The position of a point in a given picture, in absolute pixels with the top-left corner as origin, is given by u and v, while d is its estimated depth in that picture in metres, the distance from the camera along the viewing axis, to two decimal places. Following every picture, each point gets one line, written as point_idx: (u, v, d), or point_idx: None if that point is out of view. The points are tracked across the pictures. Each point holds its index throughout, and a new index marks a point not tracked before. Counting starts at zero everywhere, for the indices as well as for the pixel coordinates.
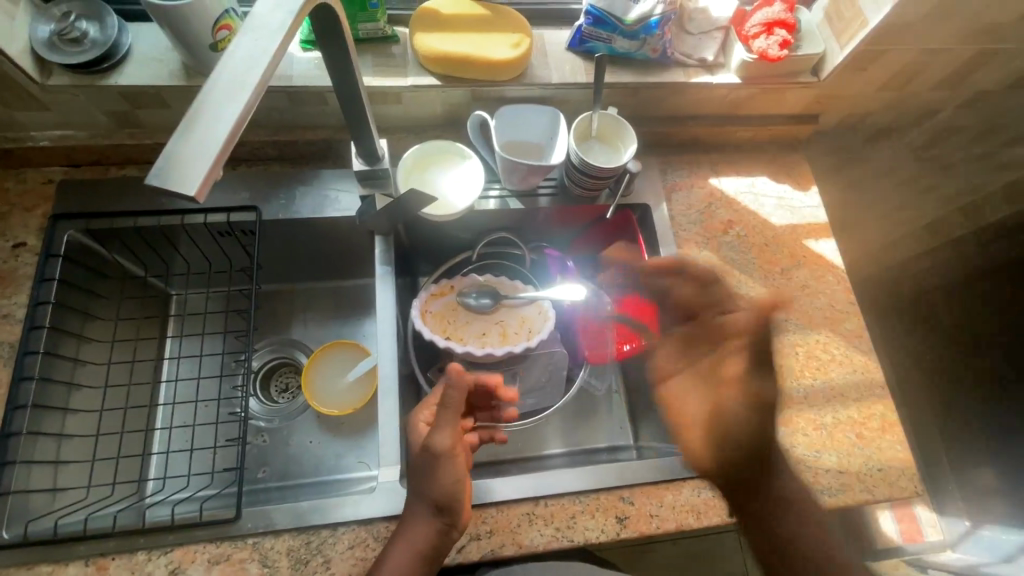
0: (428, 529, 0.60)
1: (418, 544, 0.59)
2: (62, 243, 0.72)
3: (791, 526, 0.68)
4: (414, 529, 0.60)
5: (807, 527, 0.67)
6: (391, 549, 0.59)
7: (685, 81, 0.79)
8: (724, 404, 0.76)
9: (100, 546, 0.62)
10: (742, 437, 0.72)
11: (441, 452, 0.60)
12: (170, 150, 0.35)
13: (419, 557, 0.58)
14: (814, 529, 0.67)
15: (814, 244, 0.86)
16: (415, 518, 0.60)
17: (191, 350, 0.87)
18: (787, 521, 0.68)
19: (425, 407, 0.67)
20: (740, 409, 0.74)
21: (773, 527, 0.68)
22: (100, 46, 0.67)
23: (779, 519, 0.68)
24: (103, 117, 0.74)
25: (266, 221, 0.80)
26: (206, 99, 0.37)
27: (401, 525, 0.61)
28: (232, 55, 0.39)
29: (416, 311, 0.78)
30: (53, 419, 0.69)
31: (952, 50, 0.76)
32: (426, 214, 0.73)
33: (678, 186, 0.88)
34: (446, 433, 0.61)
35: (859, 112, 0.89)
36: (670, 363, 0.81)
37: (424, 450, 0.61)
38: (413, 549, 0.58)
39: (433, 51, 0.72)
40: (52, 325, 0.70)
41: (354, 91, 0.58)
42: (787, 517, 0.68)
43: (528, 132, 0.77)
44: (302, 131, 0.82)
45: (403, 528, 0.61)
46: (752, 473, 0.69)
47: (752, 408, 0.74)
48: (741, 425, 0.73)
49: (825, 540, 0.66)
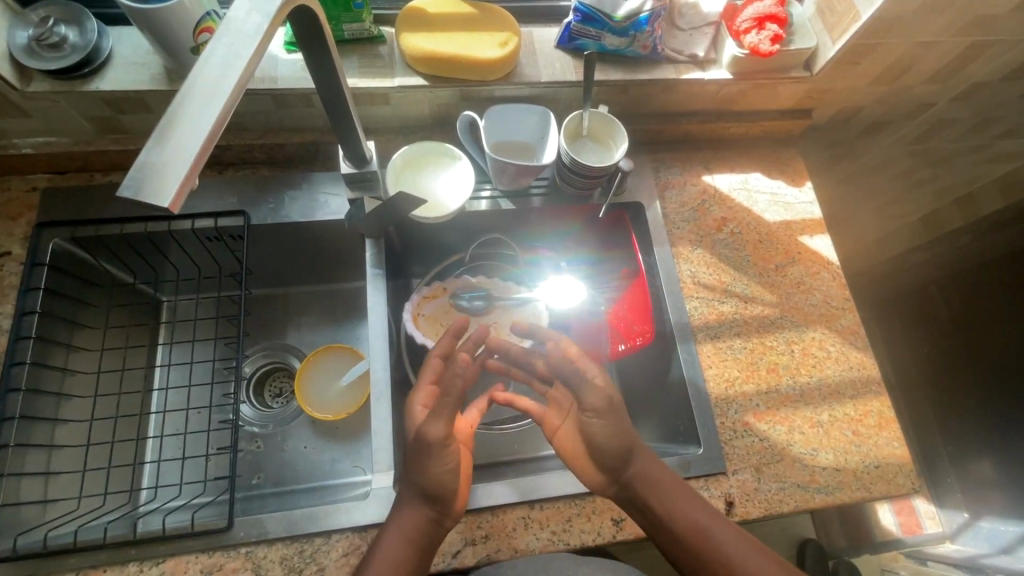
0: (420, 515, 0.59)
1: (408, 531, 0.58)
2: (47, 252, 0.71)
3: (694, 516, 0.61)
4: (407, 512, 0.59)
5: (705, 518, 0.61)
6: (383, 536, 0.58)
7: (677, 78, 0.78)
8: (596, 428, 0.62)
9: (90, 559, 0.61)
10: (607, 454, 0.61)
11: (436, 443, 0.57)
12: (144, 159, 0.34)
13: (412, 545, 0.57)
14: (715, 517, 0.61)
15: (809, 240, 0.85)
16: (406, 507, 0.59)
17: (183, 357, 0.86)
18: (684, 512, 0.61)
19: (420, 389, 0.63)
20: (601, 426, 0.62)
21: (675, 524, 0.61)
22: (80, 51, 0.66)
23: (675, 508, 0.61)
24: (86, 123, 0.73)
25: (255, 226, 0.79)
26: (181, 106, 0.36)
27: (394, 510, 0.60)
28: (207, 60, 0.38)
29: (409, 314, 0.77)
30: (41, 430, 0.68)
31: (943, 43, 0.75)
32: (418, 217, 0.72)
33: (671, 184, 0.87)
34: (443, 423, 0.58)
35: (853, 105, 0.88)
36: (557, 413, 0.68)
37: (419, 443, 0.58)
38: (405, 535, 0.58)
39: (420, 52, 0.71)
40: (39, 335, 0.69)
41: (339, 93, 0.57)
42: (686, 511, 0.61)
43: (519, 131, 0.76)
44: (289, 134, 0.80)
45: (393, 519, 0.59)
46: (638, 468, 0.63)
47: (609, 417, 0.62)
48: (608, 436, 0.62)
49: (727, 528, 0.60)
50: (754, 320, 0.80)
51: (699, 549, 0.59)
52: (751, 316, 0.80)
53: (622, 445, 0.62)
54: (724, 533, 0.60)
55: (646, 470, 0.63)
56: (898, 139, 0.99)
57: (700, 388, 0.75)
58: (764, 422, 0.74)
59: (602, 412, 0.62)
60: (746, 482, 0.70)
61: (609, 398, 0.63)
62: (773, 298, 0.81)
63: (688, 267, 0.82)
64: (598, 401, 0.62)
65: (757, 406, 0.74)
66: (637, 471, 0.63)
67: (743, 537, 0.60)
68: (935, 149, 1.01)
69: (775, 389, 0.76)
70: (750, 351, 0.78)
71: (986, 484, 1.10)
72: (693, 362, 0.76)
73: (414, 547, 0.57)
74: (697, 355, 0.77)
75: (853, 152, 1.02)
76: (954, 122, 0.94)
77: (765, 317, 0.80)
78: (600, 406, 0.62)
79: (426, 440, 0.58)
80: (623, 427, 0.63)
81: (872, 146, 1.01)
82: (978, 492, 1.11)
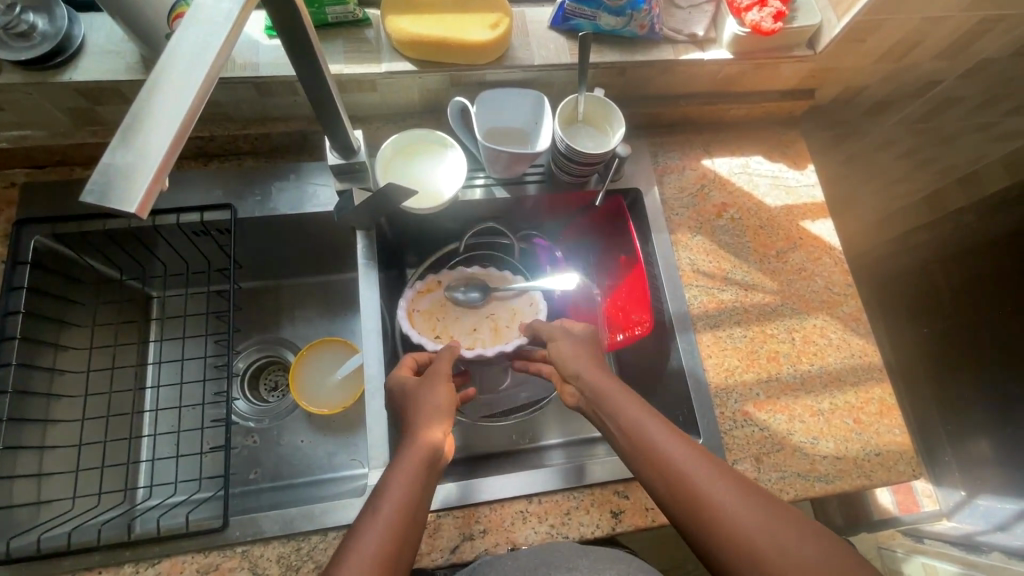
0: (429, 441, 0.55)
1: (419, 452, 0.54)
2: (29, 249, 0.69)
3: (694, 471, 0.52)
4: (416, 436, 0.56)
5: (708, 477, 0.51)
6: (391, 470, 0.53)
7: (675, 59, 0.76)
8: (557, 347, 0.66)
9: (84, 561, 0.60)
10: (586, 388, 0.61)
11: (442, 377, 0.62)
12: (109, 161, 0.32)
13: (422, 470, 0.53)
14: (725, 479, 0.51)
15: (810, 225, 0.83)
16: (410, 439, 0.56)
17: (174, 354, 0.85)
18: (679, 467, 0.52)
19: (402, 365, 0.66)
20: (567, 348, 0.65)
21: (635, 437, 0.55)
22: (51, 40, 0.63)
23: (633, 424, 0.56)
24: (62, 115, 0.70)
25: (242, 220, 0.77)
26: (152, 97, 0.34)
27: (399, 446, 0.56)
28: (174, 49, 0.36)
29: (404, 310, 0.75)
30: (31, 431, 0.68)
31: (954, 18, 0.72)
32: (408, 208, 0.70)
33: (670, 169, 0.85)
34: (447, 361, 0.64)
35: (856, 85, 0.86)
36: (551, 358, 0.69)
37: (425, 380, 0.61)
38: (418, 460, 0.53)
39: (407, 34, 0.68)
40: (24, 336, 0.68)
41: (323, 86, 0.55)
42: (669, 452, 0.53)
43: (512, 117, 0.74)
44: (274, 122, 0.78)
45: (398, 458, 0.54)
46: (597, 388, 0.60)
47: (576, 343, 0.66)
48: (564, 356, 0.64)
49: (738, 494, 0.50)
50: (754, 308, 0.78)
51: (683, 492, 0.51)
52: (752, 304, 0.78)
53: (602, 390, 0.59)
54: (732, 495, 0.50)
55: (621, 412, 0.57)
56: (900, 119, 0.96)
57: (700, 378, 0.74)
58: (764, 411, 0.73)
59: (557, 338, 0.67)
60: (746, 472, 0.69)
61: (568, 329, 0.69)
62: (774, 286, 0.80)
63: (687, 255, 0.80)
64: (552, 330, 0.68)
65: (757, 396, 0.73)
66: (616, 409, 0.57)
67: (712, 470, 0.52)
68: (940, 127, 0.99)
69: (776, 377, 0.75)
70: (750, 339, 0.77)
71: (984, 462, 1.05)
72: (693, 353, 0.75)
73: (425, 474, 0.53)
74: (696, 345, 0.76)
75: (856, 131, 1.00)
76: (960, 100, 0.92)
77: (766, 304, 0.79)
78: (557, 335, 0.67)
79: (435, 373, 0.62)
80: (586, 350, 0.65)
81: (874, 126, 0.98)
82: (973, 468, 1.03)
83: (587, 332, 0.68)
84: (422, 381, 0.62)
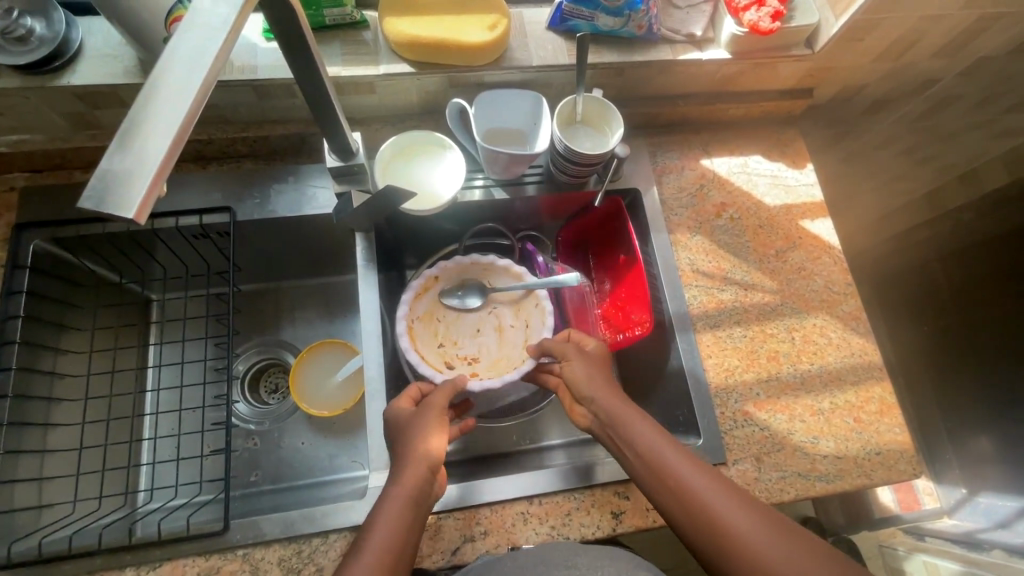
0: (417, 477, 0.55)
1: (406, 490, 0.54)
2: (29, 253, 0.69)
3: (711, 496, 0.52)
4: (406, 475, 0.55)
5: (725, 502, 0.51)
6: (377, 510, 0.52)
7: (673, 59, 0.75)
8: (570, 368, 0.65)
9: (84, 564, 0.61)
10: (600, 410, 0.60)
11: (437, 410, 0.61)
12: (105, 167, 0.32)
13: (408, 508, 0.53)
14: (742, 504, 0.51)
15: (809, 224, 0.83)
16: (400, 474, 0.55)
17: (174, 357, 0.85)
18: (696, 493, 0.52)
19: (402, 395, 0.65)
20: (578, 369, 0.64)
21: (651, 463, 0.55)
22: (48, 44, 0.63)
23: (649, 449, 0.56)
24: (60, 119, 0.70)
25: (241, 222, 0.77)
26: (150, 103, 0.34)
27: (388, 480, 0.56)
28: (171, 55, 0.36)
29: (403, 315, 0.74)
30: (32, 435, 0.68)
31: (951, 16, 0.72)
32: (408, 210, 0.70)
33: (669, 169, 0.85)
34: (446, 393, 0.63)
35: (855, 83, 0.86)
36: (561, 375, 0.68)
37: (420, 413, 0.61)
38: (405, 498, 0.53)
39: (405, 36, 0.68)
40: (24, 340, 0.68)
41: (322, 89, 0.55)
42: (685, 477, 0.53)
43: (510, 118, 0.74)
44: (273, 125, 0.78)
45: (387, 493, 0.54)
46: (613, 411, 0.59)
47: (589, 362, 0.65)
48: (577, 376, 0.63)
49: (756, 520, 0.50)
50: (754, 307, 0.78)
51: (700, 518, 0.51)
52: (751, 304, 0.78)
53: (612, 408, 0.60)
54: (751, 521, 0.50)
55: (637, 437, 0.57)
56: (899, 117, 0.96)
57: (700, 378, 0.74)
58: (764, 411, 0.73)
59: (570, 357, 0.66)
60: (747, 472, 0.69)
61: (582, 348, 0.67)
62: (773, 285, 0.80)
63: (686, 255, 0.80)
64: (563, 347, 0.67)
65: (757, 395, 0.73)
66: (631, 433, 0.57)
67: (729, 495, 0.52)
68: (939, 125, 0.99)
69: (776, 376, 0.75)
70: (750, 338, 0.77)
71: (985, 460, 1.05)
72: (693, 353, 0.75)
73: (412, 515, 0.53)
74: (696, 345, 0.76)
75: (855, 129, 1.00)
76: (958, 98, 0.92)
77: (765, 304, 0.79)
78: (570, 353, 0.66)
79: (429, 406, 0.61)
80: (598, 371, 0.64)
81: (873, 124, 0.98)
82: (974, 466, 1.03)
83: (599, 351, 0.68)
84: (417, 415, 0.61)
